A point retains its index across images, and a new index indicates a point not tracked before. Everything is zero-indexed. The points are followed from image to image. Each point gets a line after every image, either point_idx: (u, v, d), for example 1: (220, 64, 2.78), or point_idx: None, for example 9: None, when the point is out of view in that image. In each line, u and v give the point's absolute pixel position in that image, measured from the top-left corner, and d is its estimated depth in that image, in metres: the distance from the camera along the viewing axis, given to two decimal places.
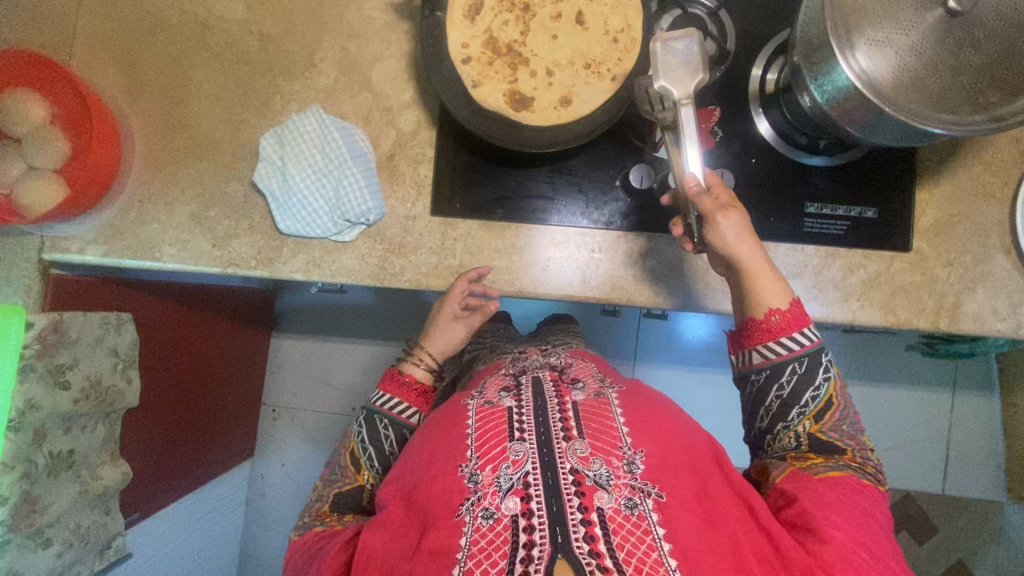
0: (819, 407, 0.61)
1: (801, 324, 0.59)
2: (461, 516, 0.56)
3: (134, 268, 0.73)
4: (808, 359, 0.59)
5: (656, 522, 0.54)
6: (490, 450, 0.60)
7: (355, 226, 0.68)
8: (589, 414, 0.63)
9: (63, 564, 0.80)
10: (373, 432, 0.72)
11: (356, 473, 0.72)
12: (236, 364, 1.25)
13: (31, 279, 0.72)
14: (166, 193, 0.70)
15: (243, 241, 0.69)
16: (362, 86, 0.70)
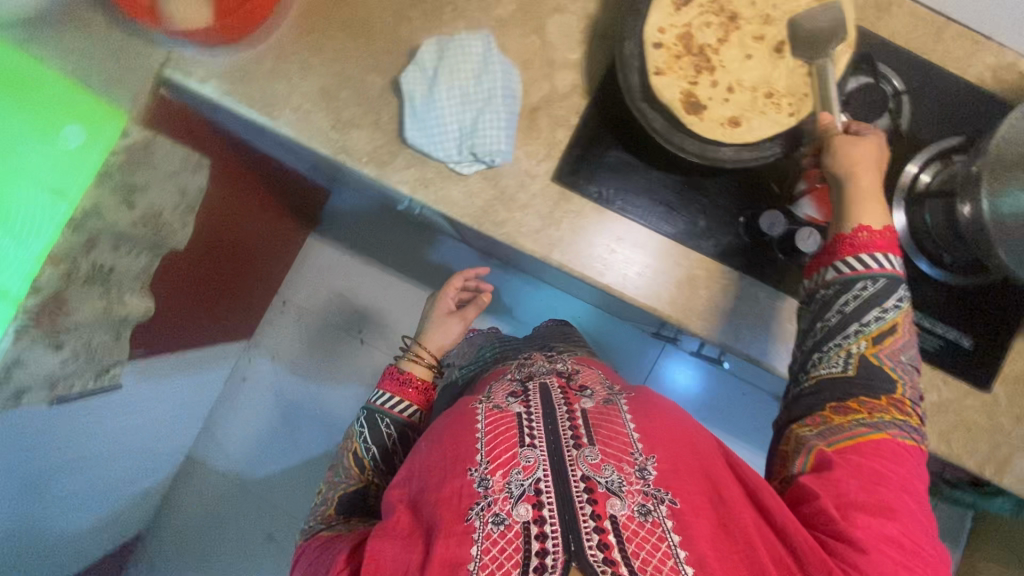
0: (880, 332, 0.59)
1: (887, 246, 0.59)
2: (470, 523, 0.52)
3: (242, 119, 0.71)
4: (883, 282, 0.58)
5: (671, 530, 0.50)
6: (500, 455, 0.56)
7: (478, 163, 0.66)
8: (599, 421, 0.59)
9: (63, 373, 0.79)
10: (374, 431, 0.81)
11: (358, 473, 0.80)
12: (262, 248, 1.22)
13: (142, 89, 0.70)
14: (306, 59, 0.68)
15: (362, 135, 0.68)
16: (534, 30, 0.68)
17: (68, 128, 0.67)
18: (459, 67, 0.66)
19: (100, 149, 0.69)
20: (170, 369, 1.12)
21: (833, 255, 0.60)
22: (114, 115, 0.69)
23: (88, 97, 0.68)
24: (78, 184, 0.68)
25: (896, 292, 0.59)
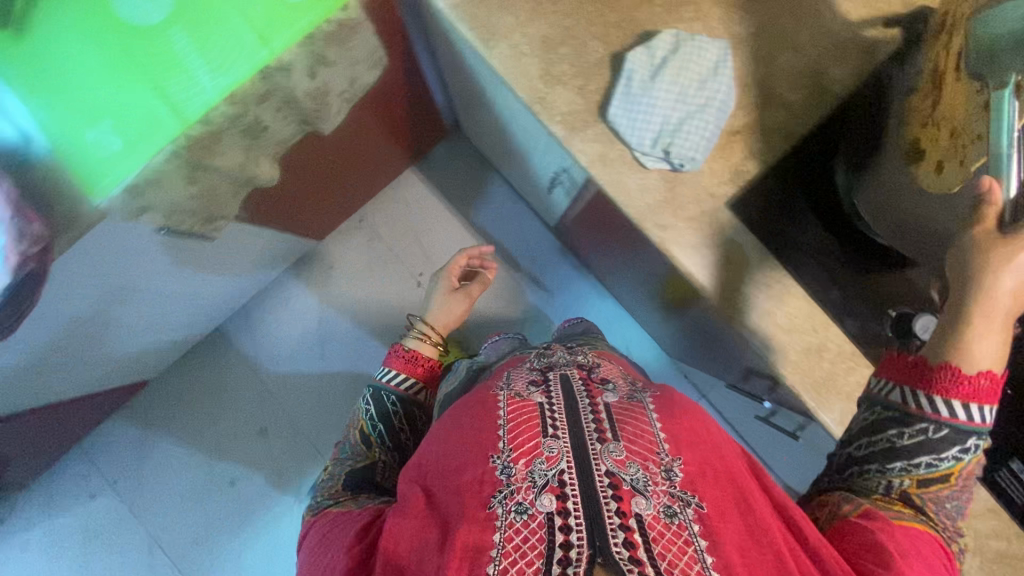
0: (932, 471, 0.58)
1: (980, 395, 0.56)
2: (492, 508, 0.58)
3: (453, 36, 0.72)
4: (950, 431, 0.56)
5: (695, 534, 0.55)
6: (524, 446, 0.63)
7: (665, 162, 0.66)
8: (622, 417, 0.67)
9: (181, 206, 0.79)
10: (378, 404, 0.97)
11: (365, 448, 0.93)
12: (371, 166, 1.24)
13: None
14: (539, 5, 0.69)
15: (564, 94, 0.68)
16: (761, 61, 0.69)
17: None
18: (689, 67, 0.67)
19: (315, 14, 0.69)
20: (225, 279, 1.20)
21: (908, 383, 0.59)
22: None
23: None
24: (283, 37, 0.69)
25: (971, 441, 0.57)
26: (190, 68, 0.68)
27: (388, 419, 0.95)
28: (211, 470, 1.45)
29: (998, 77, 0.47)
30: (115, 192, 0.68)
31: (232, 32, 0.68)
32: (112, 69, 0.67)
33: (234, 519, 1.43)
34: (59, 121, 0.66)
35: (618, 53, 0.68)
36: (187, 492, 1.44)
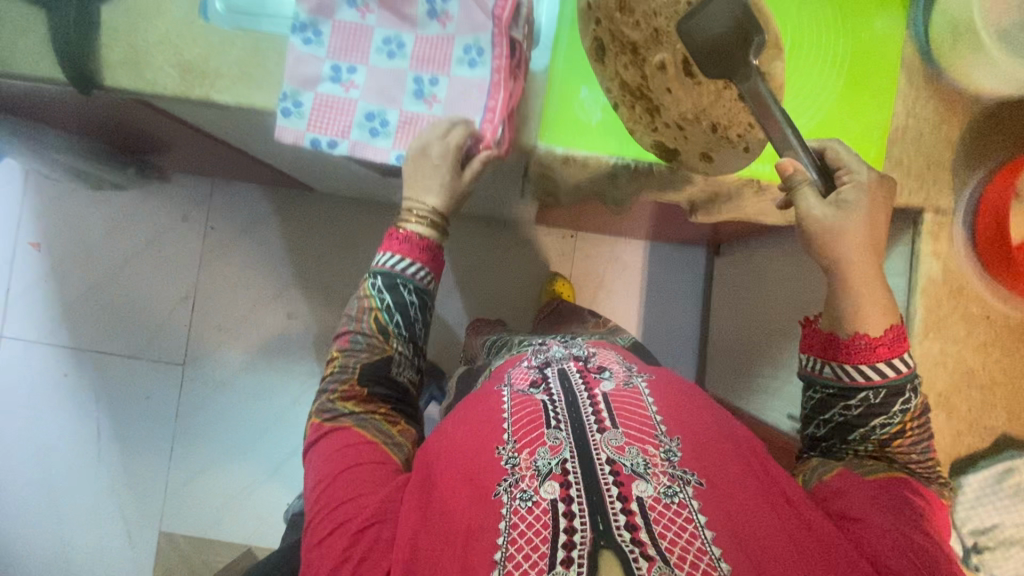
0: (890, 430, 0.62)
1: (897, 345, 0.61)
2: (497, 497, 0.56)
3: (897, 292, 0.69)
4: (885, 390, 0.61)
5: (697, 510, 0.54)
6: (529, 436, 0.61)
7: (965, 548, 0.66)
8: (619, 404, 0.64)
9: (557, 180, 0.78)
10: (396, 295, 0.76)
11: (386, 339, 0.76)
12: (643, 226, 1.22)
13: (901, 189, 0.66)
14: (990, 342, 0.66)
15: (941, 427, 0.66)
16: None
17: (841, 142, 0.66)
18: None
19: None
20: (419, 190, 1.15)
21: (833, 360, 0.63)
22: None
23: (880, 161, 0.66)
24: None
25: (906, 389, 0.61)
26: None
27: (405, 315, 0.76)
28: (285, 290, 1.45)
29: (743, 80, 0.50)
30: (556, 151, 0.67)
31: None
32: None
33: (269, 339, 1.45)
34: (572, 57, 0.66)
35: (1007, 434, 0.66)
36: (256, 287, 1.45)
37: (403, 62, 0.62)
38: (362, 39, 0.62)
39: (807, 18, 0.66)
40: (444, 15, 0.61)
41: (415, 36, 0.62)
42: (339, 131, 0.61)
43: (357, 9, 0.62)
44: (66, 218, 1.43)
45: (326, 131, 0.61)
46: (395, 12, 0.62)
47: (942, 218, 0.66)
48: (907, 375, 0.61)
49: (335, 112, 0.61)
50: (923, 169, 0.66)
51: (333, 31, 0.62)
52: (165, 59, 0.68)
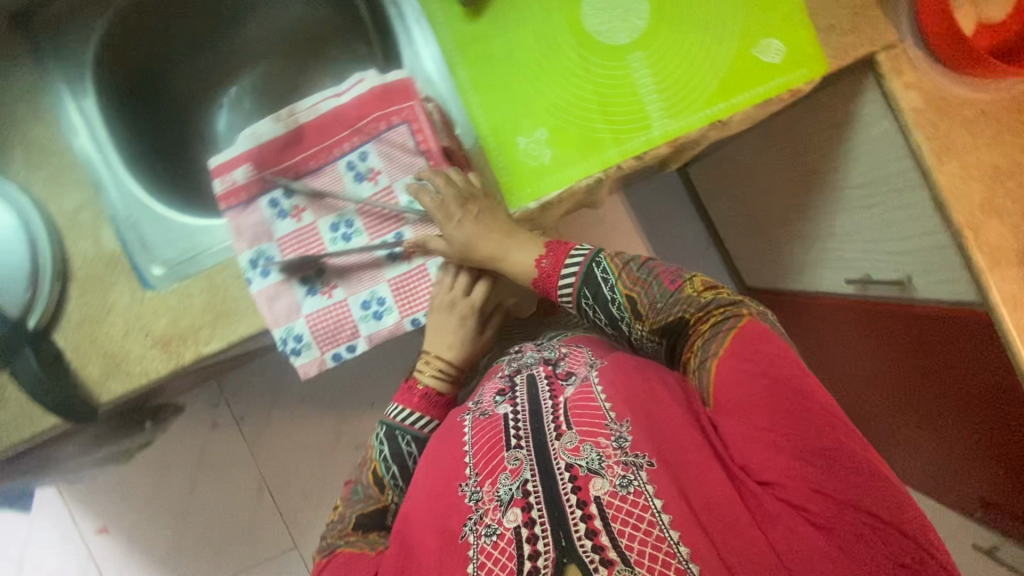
0: (629, 307, 0.65)
1: (562, 251, 0.68)
2: (465, 539, 0.57)
3: (897, 148, 0.70)
4: (586, 286, 0.67)
5: (653, 495, 0.53)
6: (489, 464, 0.60)
7: None
8: (578, 403, 0.62)
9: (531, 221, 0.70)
10: (393, 444, 0.72)
11: (378, 492, 0.71)
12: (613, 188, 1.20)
13: (845, 50, 0.64)
14: (997, 134, 0.66)
15: (996, 230, 0.66)
16: None
17: (772, 40, 0.64)
18: None
19: (782, 81, 0.64)
20: None
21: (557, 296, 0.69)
22: (822, 64, 0.64)
23: (814, 33, 0.64)
24: (741, 97, 0.64)
25: (598, 274, 0.66)
26: (645, 105, 0.65)
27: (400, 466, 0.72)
28: (338, 433, 1.42)
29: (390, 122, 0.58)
30: (531, 207, 0.65)
31: (698, 82, 0.65)
32: (542, 80, 0.65)
33: None
34: (493, 116, 0.65)
35: None
36: (313, 445, 1.42)
37: (361, 240, 0.58)
38: (311, 243, 0.58)
39: None
40: (370, 172, 0.58)
41: (354, 209, 0.58)
42: (346, 335, 0.57)
43: (366, 178, 0.58)
44: (114, 492, 1.41)
45: (337, 341, 0.57)
46: (402, 165, 0.57)
47: (894, 52, 0.65)
48: (584, 265, 0.67)
49: (413, 287, 0.58)
50: (853, 19, 0.64)
51: (361, 216, 0.58)
52: (141, 344, 0.65)
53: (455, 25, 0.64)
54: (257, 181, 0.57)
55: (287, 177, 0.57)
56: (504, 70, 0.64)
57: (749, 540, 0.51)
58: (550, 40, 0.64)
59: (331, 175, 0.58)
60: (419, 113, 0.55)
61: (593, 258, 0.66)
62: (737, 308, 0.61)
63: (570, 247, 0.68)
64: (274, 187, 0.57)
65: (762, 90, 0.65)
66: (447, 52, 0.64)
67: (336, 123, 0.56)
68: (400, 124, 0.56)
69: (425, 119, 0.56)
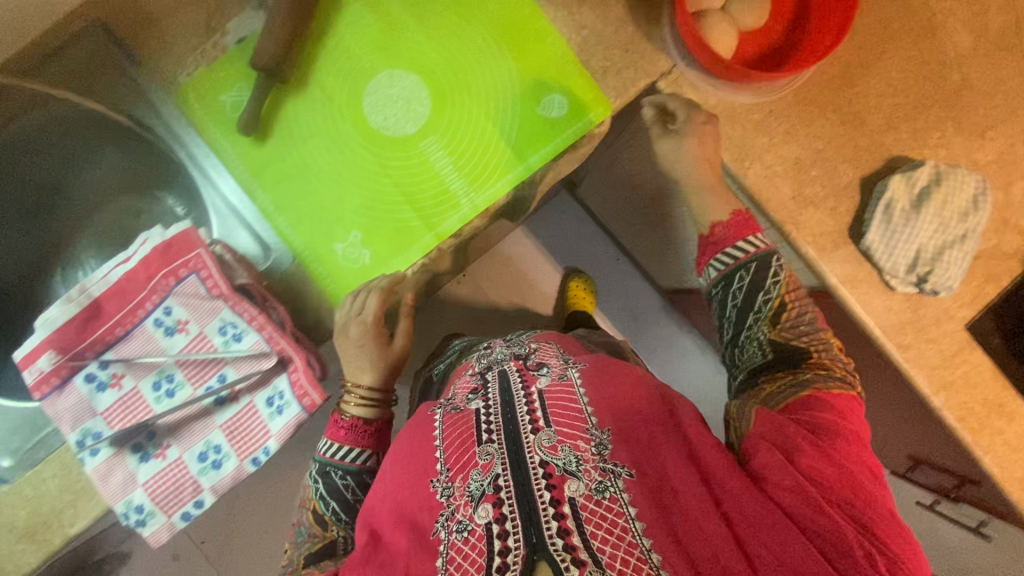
0: (772, 308, 0.68)
1: (746, 228, 0.68)
2: (435, 534, 0.56)
3: (704, 160, 0.71)
4: (756, 264, 0.68)
5: (627, 502, 0.53)
6: (461, 460, 0.60)
7: (917, 286, 0.65)
8: (554, 399, 0.62)
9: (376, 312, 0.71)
10: (327, 481, 0.73)
11: (322, 528, 0.73)
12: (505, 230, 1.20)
13: (623, 87, 0.66)
14: (792, 128, 0.66)
15: (816, 219, 0.66)
16: (1003, 184, 0.67)
17: (553, 95, 0.65)
18: (955, 201, 0.64)
19: (573, 130, 0.65)
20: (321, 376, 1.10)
21: (710, 259, 0.71)
22: (605, 105, 0.65)
23: (591, 80, 0.65)
24: (539, 154, 0.66)
25: (772, 266, 0.68)
26: (449, 185, 0.66)
27: (338, 500, 0.73)
28: None
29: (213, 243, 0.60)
30: (363, 307, 0.65)
31: (494, 148, 0.66)
32: (344, 182, 0.65)
33: None
34: (302, 230, 0.65)
35: (865, 177, 0.67)
36: None
37: (186, 393, 0.57)
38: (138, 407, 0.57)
39: (438, 33, 0.65)
40: (179, 324, 0.57)
41: (174, 363, 0.58)
42: (190, 492, 0.56)
43: (176, 331, 0.57)
44: None
45: (182, 501, 0.56)
46: (206, 311, 0.57)
47: (672, 78, 0.66)
48: (758, 253, 0.68)
49: (248, 427, 0.57)
50: (624, 56, 0.66)
51: (182, 368, 0.58)
52: (6, 540, 0.64)
53: (245, 153, 0.64)
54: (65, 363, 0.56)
55: (95, 350, 0.57)
56: (305, 183, 0.65)
57: (726, 546, 0.51)
58: (342, 146, 0.65)
59: (142, 336, 0.57)
60: (205, 260, 0.55)
61: (772, 251, 0.68)
62: (855, 379, 0.66)
63: (755, 231, 0.69)
64: (88, 362, 0.57)
65: (556, 142, 0.65)
66: (243, 181, 0.64)
67: (129, 287, 0.56)
68: (189, 274, 0.56)
69: (213, 264, 0.56)
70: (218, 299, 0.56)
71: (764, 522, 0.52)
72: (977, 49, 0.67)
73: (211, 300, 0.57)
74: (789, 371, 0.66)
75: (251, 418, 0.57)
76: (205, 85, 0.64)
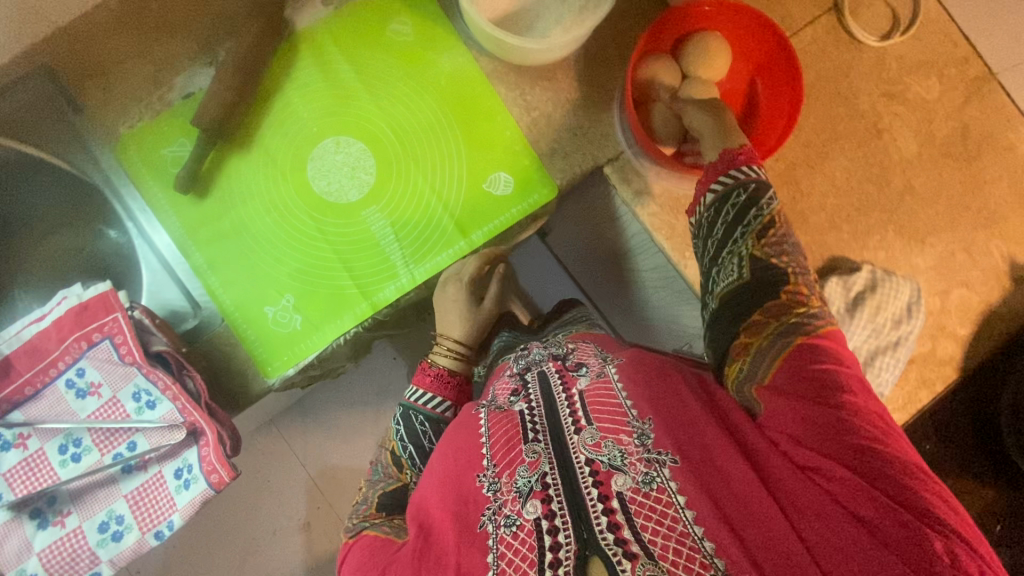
0: (760, 224, 0.55)
1: (753, 159, 0.58)
2: (483, 529, 0.49)
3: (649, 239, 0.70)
4: (753, 186, 0.56)
5: (677, 491, 0.46)
6: (507, 453, 0.52)
7: None
8: (596, 397, 0.54)
9: (306, 377, 0.69)
10: (409, 425, 0.69)
11: (398, 471, 0.68)
12: None
13: (572, 170, 0.66)
14: None
15: None
16: (941, 290, 0.68)
17: (499, 173, 0.65)
18: (888, 307, 0.64)
19: (518, 207, 0.65)
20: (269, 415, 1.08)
21: (721, 175, 0.58)
22: (550, 185, 0.65)
23: (537, 159, 0.66)
24: (483, 229, 0.65)
25: (764, 202, 0.56)
26: (388, 255, 0.65)
27: (428, 441, 0.69)
28: None
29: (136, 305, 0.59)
30: (292, 373, 0.64)
31: (438, 219, 0.65)
32: (286, 244, 0.64)
33: None
34: (237, 292, 0.64)
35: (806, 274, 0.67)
36: None
37: (93, 459, 0.56)
38: (39, 472, 0.55)
39: (387, 100, 0.65)
40: (91, 387, 0.56)
41: (83, 427, 0.56)
42: (89, 561, 0.55)
43: (88, 393, 0.56)
44: None
45: (79, 570, 0.55)
46: (120, 376, 0.55)
47: (619, 164, 0.66)
48: (748, 183, 0.56)
49: (153, 499, 0.56)
50: (572, 139, 0.66)
51: (91, 433, 0.56)
52: None
53: (182, 210, 0.64)
54: None
55: (2, 409, 0.55)
56: (243, 242, 0.64)
57: (785, 539, 0.44)
58: (284, 208, 0.64)
59: (51, 397, 0.56)
60: (121, 327, 0.54)
61: (765, 185, 0.57)
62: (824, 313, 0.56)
63: (756, 163, 0.58)
64: None
65: (501, 219, 0.66)
66: (179, 237, 0.63)
67: (42, 347, 0.55)
68: (101, 338, 0.55)
69: (129, 331, 0.55)
70: (131, 367, 0.55)
71: (824, 513, 0.45)
72: (922, 154, 0.68)
73: (122, 366, 0.55)
74: (774, 297, 0.53)
75: (158, 489, 0.56)
76: (148, 139, 0.64)
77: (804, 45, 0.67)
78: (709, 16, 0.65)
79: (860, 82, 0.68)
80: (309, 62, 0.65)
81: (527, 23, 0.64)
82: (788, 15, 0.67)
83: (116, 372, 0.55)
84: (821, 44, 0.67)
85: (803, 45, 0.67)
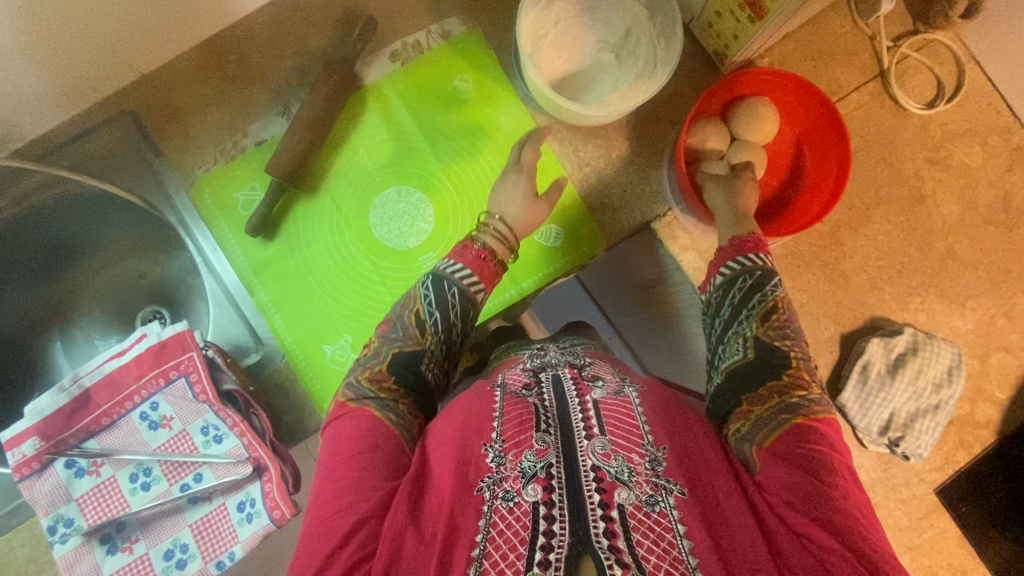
0: (765, 309, 0.58)
1: (761, 246, 0.61)
2: (479, 492, 0.43)
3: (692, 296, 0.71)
4: (763, 274, 0.59)
5: (678, 520, 0.42)
6: (518, 429, 0.47)
7: (889, 448, 0.68)
8: (616, 414, 0.49)
9: None
10: (437, 292, 0.59)
11: (419, 335, 0.58)
12: None
13: (623, 224, 0.69)
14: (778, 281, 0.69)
15: None
16: (979, 355, 0.69)
17: (550, 227, 0.68)
18: (929, 370, 0.66)
19: (565, 261, 0.68)
20: None
21: (738, 254, 0.60)
22: (598, 241, 0.68)
23: (588, 216, 0.68)
24: (533, 280, 0.69)
25: (771, 285, 0.59)
26: None
27: (458, 320, 0.59)
28: None
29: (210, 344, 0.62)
30: None
31: None
32: (344, 287, 0.68)
33: None
34: (297, 331, 0.67)
35: (846, 333, 0.69)
36: None
37: (162, 489, 0.59)
38: (111, 499, 0.58)
39: (447, 155, 0.68)
40: (163, 419, 0.59)
41: (154, 458, 0.59)
42: None
43: (159, 425, 0.59)
44: None
45: None
46: (190, 411, 0.59)
47: (667, 220, 0.68)
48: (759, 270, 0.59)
49: (215, 530, 0.58)
50: (622, 195, 0.68)
51: (161, 464, 0.59)
52: None
53: (250, 251, 0.68)
54: (49, 450, 0.57)
55: (79, 437, 0.58)
56: (304, 283, 0.67)
57: None
58: (344, 252, 0.68)
59: (126, 428, 0.59)
60: (196, 364, 0.57)
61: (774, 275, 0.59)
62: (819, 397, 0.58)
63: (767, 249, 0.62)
64: (67, 450, 0.57)
65: (549, 271, 0.69)
66: (246, 277, 0.67)
67: (121, 380, 0.58)
68: (175, 374, 0.58)
69: (203, 368, 0.58)
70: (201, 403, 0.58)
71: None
72: (964, 220, 0.69)
73: (192, 402, 0.59)
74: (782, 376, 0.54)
75: (221, 520, 0.59)
76: (220, 181, 0.68)
77: (850, 112, 0.70)
78: (766, 84, 0.67)
79: (904, 149, 0.70)
80: (375, 115, 0.68)
81: (582, 85, 0.67)
82: (835, 83, 0.69)
83: (188, 407, 0.59)
84: (866, 111, 0.70)
85: (848, 111, 0.70)
